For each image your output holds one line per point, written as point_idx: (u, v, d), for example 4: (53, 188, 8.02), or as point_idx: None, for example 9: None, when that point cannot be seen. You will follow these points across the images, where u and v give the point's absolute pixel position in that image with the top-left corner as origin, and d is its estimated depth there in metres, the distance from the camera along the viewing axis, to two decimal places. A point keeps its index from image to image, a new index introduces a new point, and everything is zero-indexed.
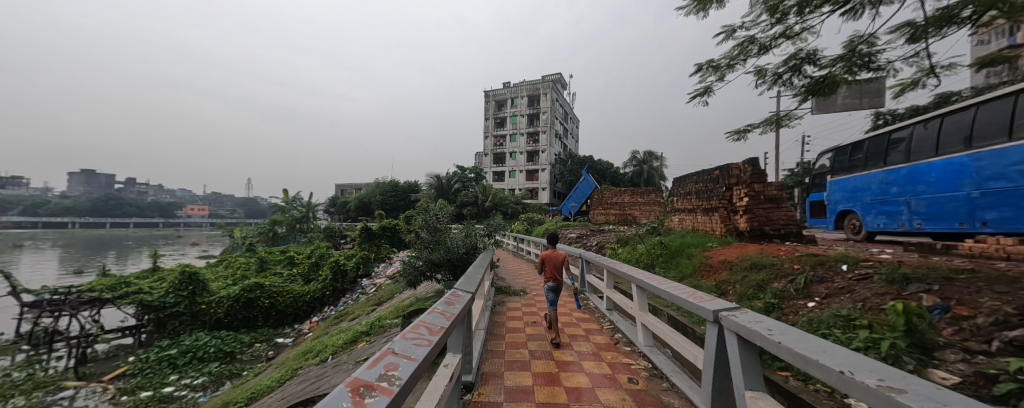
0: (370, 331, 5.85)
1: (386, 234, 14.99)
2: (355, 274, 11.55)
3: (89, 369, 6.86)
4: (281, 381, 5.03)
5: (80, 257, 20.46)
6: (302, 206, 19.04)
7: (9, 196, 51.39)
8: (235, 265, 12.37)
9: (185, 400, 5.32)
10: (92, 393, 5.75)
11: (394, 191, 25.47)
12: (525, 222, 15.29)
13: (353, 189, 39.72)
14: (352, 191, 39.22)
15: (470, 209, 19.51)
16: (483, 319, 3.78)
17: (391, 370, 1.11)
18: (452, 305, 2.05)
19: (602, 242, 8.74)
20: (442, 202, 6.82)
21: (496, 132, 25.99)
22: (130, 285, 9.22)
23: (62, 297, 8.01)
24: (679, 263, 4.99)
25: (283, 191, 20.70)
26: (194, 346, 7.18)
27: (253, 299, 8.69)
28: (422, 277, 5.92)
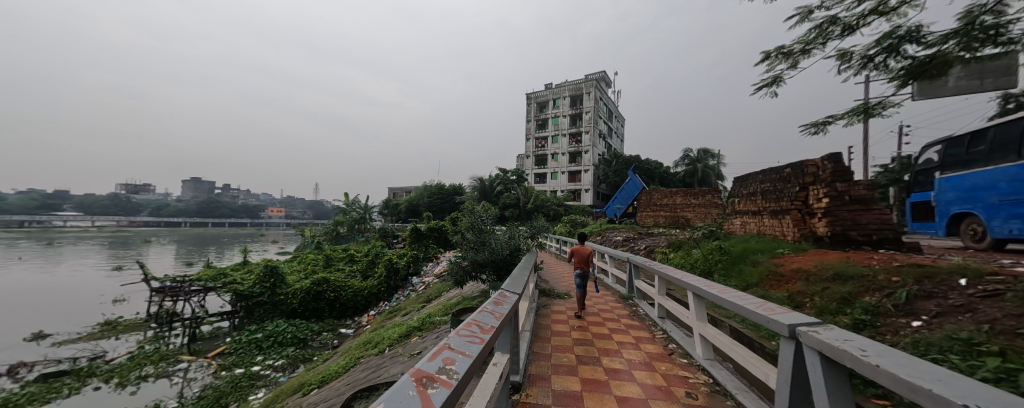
0: (422, 327, 6.31)
1: (434, 235, 15.99)
2: (405, 273, 12.67)
3: (198, 347, 8.45)
4: (346, 368, 5.64)
5: (193, 252, 24.87)
6: (360, 208, 21.05)
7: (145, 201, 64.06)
8: (307, 261, 14.14)
9: (269, 380, 6.40)
10: (200, 366, 7.23)
11: (442, 193, 26.91)
12: (567, 225, 15.17)
13: (405, 192, 42.90)
14: (403, 194, 42.38)
15: (513, 210, 19.82)
16: (528, 321, 3.85)
17: (449, 364, 1.25)
18: (500, 305, 2.16)
19: (651, 247, 8.35)
20: (486, 205, 7.06)
21: (539, 134, 26.00)
22: (227, 275, 11.06)
23: (179, 284, 9.95)
24: (741, 271, 4.57)
25: (345, 195, 23.03)
26: (275, 331, 8.39)
27: (321, 292, 9.92)
28: (467, 277, 6.23)
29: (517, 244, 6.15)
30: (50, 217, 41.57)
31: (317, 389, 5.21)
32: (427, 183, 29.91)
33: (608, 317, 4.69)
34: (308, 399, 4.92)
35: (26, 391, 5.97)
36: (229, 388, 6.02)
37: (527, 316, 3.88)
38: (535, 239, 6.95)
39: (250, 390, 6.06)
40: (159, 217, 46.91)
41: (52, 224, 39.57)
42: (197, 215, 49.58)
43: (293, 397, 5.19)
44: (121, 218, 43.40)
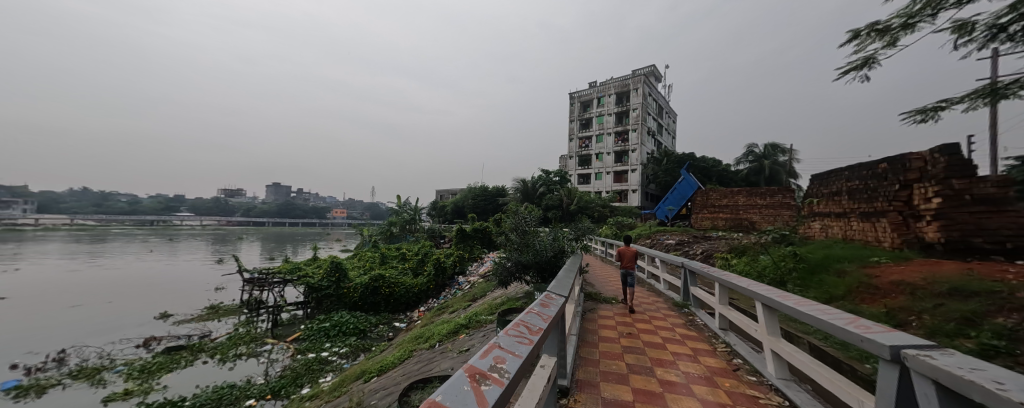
0: (469, 325, 6.51)
1: (478, 236, 16.43)
2: (452, 272, 13.16)
3: (279, 332, 9.61)
4: (401, 359, 6.02)
5: (273, 249, 28.36)
6: (410, 210, 22.31)
7: (236, 203, 74.38)
8: (365, 258, 15.37)
9: (335, 366, 7.06)
10: (281, 349, 8.22)
11: (486, 195, 27.49)
12: (614, 228, 14.59)
13: (450, 194, 44.67)
14: (449, 196, 44.14)
15: (555, 211, 19.36)
16: (574, 324, 3.77)
17: (500, 363, 1.27)
18: (547, 307, 2.14)
19: (709, 252, 7.72)
20: (530, 206, 7.06)
21: (582, 133, 25.39)
22: (300, 269, 12.43)
23: (264, 275, 11.41)
24: (823, 281, 4.01)
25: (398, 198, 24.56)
26: (339, 321, 9.24)
27: (378, 287, 10.71)
28: (511, 278, 6.29)
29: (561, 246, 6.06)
30: (170, 217, 50.25)
31: (376, 377, 5.62)
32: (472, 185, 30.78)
33: (660, 325, 4.41)
34: (369, 385, 5.33)
35: (156, 360, 7.26)
36: (303, 369, 6.75)
37: (573, 319, 3.81)
38: (582, 241, 6.80)
39: (319, 373, 6.73)
40: (248, 218, 54.23)
41: (172, 224, 47.80)
42: (276, 215, 56.33)
43: (355, 383, 5.66)
44: (220, 218, 50.94)
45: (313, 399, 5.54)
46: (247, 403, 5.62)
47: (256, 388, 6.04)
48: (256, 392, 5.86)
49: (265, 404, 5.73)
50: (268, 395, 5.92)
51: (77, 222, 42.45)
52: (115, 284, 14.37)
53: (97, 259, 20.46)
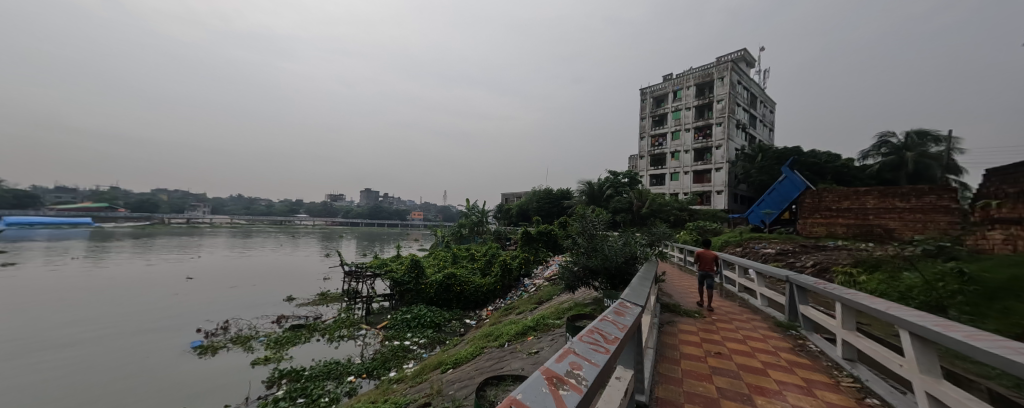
0: (537, 328, 6.55)
1: (543, 239, 16.43)
2: (518, 274, 13.42)
3: (371, 319, 10.93)
4: (473, 355, 6.30)
5: (364, 246, 32.34)
6: (478, 212, 23.35)
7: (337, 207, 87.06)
8: (439, 256, 16.58)
9: (415, 354, 7.74)
10: (372, 334, 9.36)
11: (551, 198, 27.38)
12: (694, 234, 13.22)
13: (515, 197, 45.85)
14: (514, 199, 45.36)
15: (626, 215, 18.23)
16: (652, 337, 3.48)
17: (576, 369, 1.23)
18: (622, 316, 2.02)
19: (825, 265, 6.48)
20: (598, 210, 6.81)
21: (655, 131, 23.54)
22: (387, 264, 13.96)
23: (359, 269, 13.13)
24: (1011, 311, 3.04)
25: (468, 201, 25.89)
26: (419, 313, 10.11)
27: (451, 285, 11.47)
28: (580, 283, 6.13)
29: (632, 251, 5.73)
30: (291, 218, 60.99)
31: (452, 368, 5.99)
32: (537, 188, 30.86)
33: (759, 347, 3.81)
34: (446, 376, 5.70)
35: (285, 334, 8.89)
36: (390, 354, 7.55)
37: (650, 331, 3.52)
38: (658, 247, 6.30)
39: (403, 360, 7.45)
40: (346, 219, 62.88)
41: (293, 224, 57.98)
42: (367, 216, 64.13)
43: (434, 372, 6.10)
44: (326, 219, 60.11)
45: (399, 382, 6.14)
46: (348, 379, 6.52)
47: (355, 366, 6.95)
48: (355, 370, 6.78)
49: (362, 381, 6.57)
50: (364, 374, 6.76)
51: (231, 222, 54.27)
52: (254, 271, 17.97)
53: (244, 251, 25.88)
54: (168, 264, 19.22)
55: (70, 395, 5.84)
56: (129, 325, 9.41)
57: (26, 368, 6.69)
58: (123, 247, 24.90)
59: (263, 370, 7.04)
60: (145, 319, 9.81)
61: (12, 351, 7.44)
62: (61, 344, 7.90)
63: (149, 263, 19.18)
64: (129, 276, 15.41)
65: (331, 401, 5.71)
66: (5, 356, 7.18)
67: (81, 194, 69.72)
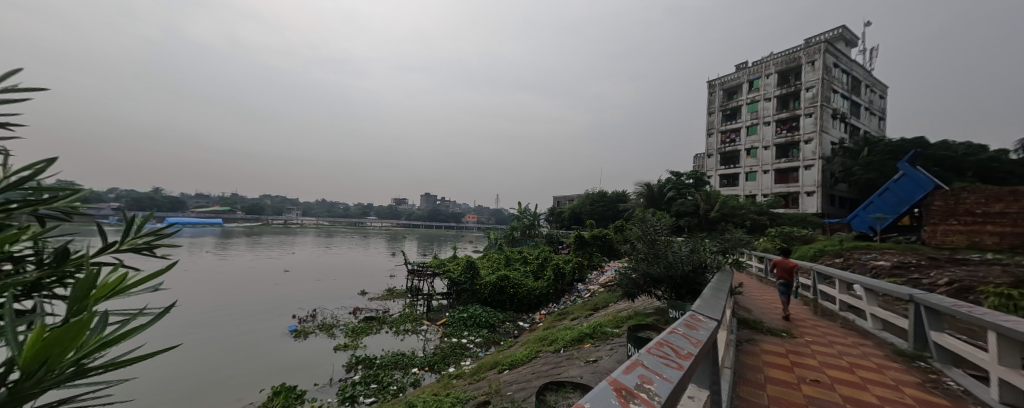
0: (594, 335, 6.35)
1: (598, 243, 15.87)
2: (571, 278, 13.17)
3: (431, 316, 11.58)
4: (529, 357, 6.28)
5: (424, 246, 34.49)
6: (530, 215, 23.48)
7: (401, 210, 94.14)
8: (493, 258, 16.93)
9: (472, 352, 8.01)
10: (431, 330, 9.90)
11: (604, 201, 26.44)
12: (776, 241, 11.64)
13: (568, 200, 45.17)
14: (567, 202, 44.66)
15: (692, 219, 16.76)
16: (728, 355, 3.12)
17: (647, 383, 1.14)
18: (695, 330, 1.84)
19: (966, 284, 5.22)
20: (659, 213, 6.35)
21: (726, 126, 21.29)
22: (445, 264, 14.65)
23: (421, 268, 14.00)
24: None
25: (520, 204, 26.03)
26: (474, 313, 10.40)
27: (504, 287, 11.64)
28: (640, 291, 5.78)
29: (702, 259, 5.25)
30: (363, 220, 67.44)
31: (509, 369, 6.03)
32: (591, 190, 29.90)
33: (871, 378, 3.19)
34: (503, 376, 5.77)
35: (360, 325, 9.82)
36: (449, 351, 7.89)
37: (726, 349, 3.15)
38: (733, 254, 5.68)
39: (460, 356, 7.75)
40: (409, 221, 67.63)
41: (364, 226, 64.15)
42: (427, 218, 68.32)
43: (490, 371, 6.22)
44: (392, 221, 65.41)
45: (458, 378, 6.37)
46: (413, 370, 6.95)
47: (418, 359, 7.38)
48: (418, 362, 7.23)
49: (425, 374, 6.96)
50: (426, 367, 7.17)
51: (315, 223, 61.81)
52: (332, 267, 20.19)
53: (325, 249, 29.30)
54: (267, 259, 22.52)
55: (201, 365, 7.13)
56: (241, 309, 11.23)
57: (173, 341, 8.32)
58: (235, 243, 29.86)
59: (343, 356, 7.87)
60: (251, 305, 11.62)
61: (167, 326, 9.35)
62: (197, 322, 9.71)
63: (254, 257, 22.68)
64: (240, 268, 18.40)
65: (399, 390, 6.16)
66: (163, 330, 9.05)
67: (209, 199, 85.36)
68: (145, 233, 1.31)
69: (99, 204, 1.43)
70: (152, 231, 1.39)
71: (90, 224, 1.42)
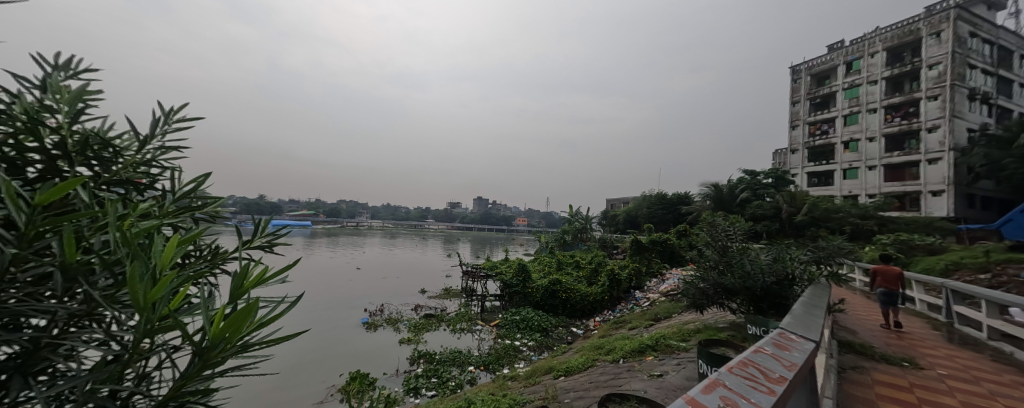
0: (657, 347, 5.93)
1: (657, 248, 14.81)
2: (627, 285, 12.47)
3: (485, 316, 11.83)
4: (585, 365, 6.04)
5: (477, 249, 35.59)
6: (582, 218, 22.83)
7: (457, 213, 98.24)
8: (545, 261, 16.76)
9: (525, 355, 8.00)
10: (485, 330, 10.13)
11: (665, 203, 24.68)
12: (886, 251, 9.71)
13: (622, 203, 43.11)
14: (622, 205, 42.63)
15: (773, 223, 14.76)
16: (829, 384, 2.61)
17: (732, 406, 0.89)
18: (788, 351, 1.52)
19: None
20: (733, 216, 5.71)
21: (816, 117, 18.45)
22: (497, 266, 14.87)
23: (475, 269, 14.41)
24: None
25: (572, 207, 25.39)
26: (527, 316, 10.33)
27: (557, 291, 11.39)
28: (711, 303, 5.21)
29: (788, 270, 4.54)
30: (423, 223, 71.75)
31: (564, 376, 5.83)
32: (650, 193, 28.11)
33: None
34: (559, 382, 5.62)
35: (420, 321, 10.43)
36: (503, 352, 7.96)
37: (826, 376, 2.65)
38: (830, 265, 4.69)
39: (514, 359, 7.78)
40: (464, 224, 70.22)
41: (424, 228, 68.32)
42: (480, 221, 70.25)
43: (545, 376, 6.10)
44: (448, 224, 68.62)
45: (513, 380, 6.37)
46: (470, 368, 7.15)
47: (474, 358, 7.57)
48: (474, 361, 7.41)
49: (481, 373, 7.12)
50: (482, 366, 7.32)
51: (381, 225, 67.39)
52: (395, 267, 21.74)
53: (389, 249, 31.71)
54: (342, 257, 25.09)
55: (290, 348, 8.15)
56: (321, 300, 12.63)
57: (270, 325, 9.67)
58: (316, 243, 33.81)
59: (407, 349, 8.43)
60: (329, 298, 13.01)
61: None
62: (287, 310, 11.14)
63: (331, 255, 25.41)
64: (319, 265, 20.73)
65: (457, 386, 6.38)
66: None
67: (298, 203, 98.24)
68: (264, 234, 1.53)
69: (233, 210, 1.74)
70: (271, 232, 1.63)
71: (228, 227, 1.74)
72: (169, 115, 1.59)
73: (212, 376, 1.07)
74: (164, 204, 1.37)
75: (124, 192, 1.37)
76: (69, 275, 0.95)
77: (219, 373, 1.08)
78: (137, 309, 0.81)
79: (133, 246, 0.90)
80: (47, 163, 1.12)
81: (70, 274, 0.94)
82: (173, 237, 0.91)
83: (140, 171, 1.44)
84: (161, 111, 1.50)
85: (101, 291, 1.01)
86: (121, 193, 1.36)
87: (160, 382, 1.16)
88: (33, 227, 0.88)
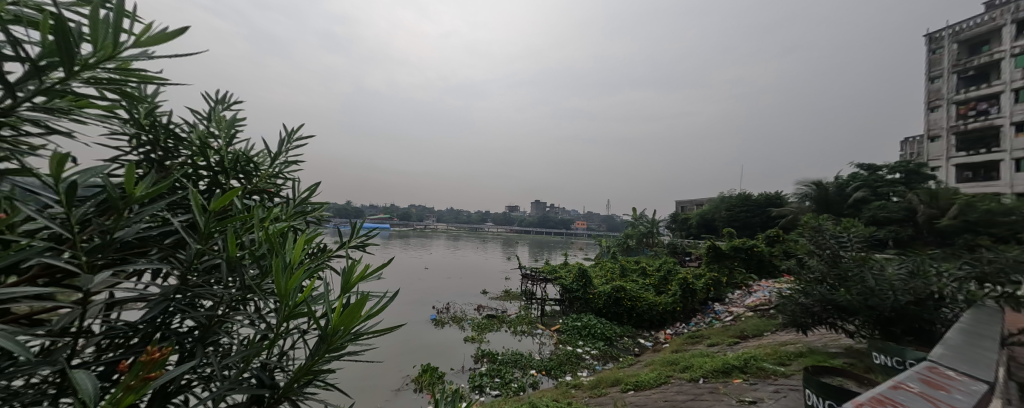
0: (747, 369, 5.20)
1: (741, 256, 13.06)
2: (704, 297, 11.21)
3: (545, 320, 11.72)
4: (658, 380, 5.55)
5: (535, 252, 35.68)
6: (647, 222, 21.24)
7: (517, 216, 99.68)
8: (606, 267, 15.97)
9: (588, 364, 7.70)
10: (545, 335, 10.00)
11: (750, 204, 21.71)
12: None
13: (695, 205, 39.32)
14: (694, 207, 38.91)
15: (903, 229, 11.93)
16: None
17: None
18: (944, 391, 1.18)
19: None
20: (846, 221, 4.77)
21: (969, 94, 14.45)
22: (557, 270, 14.60)
23: (535, 273, 14.33)
24: None
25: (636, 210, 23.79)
26: (589, 322, 9.92)
27: (620, 298, 10.72)
28: (820, 323, 4.38)
29: (932, 287, 3.58)
30: (484, 226, 74.17)
31: (634, 391, 5.41)
32: (731, 193, 25.01)
33: None
34: (629, 397, 5.24)
35: (482, 321, 10.75)
36: (565, 358, 7.78)
37: None
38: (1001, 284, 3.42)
39: (577, 366, 7.55)
40: (524, 227, 70.77)
41: (485, 232, 70.54)
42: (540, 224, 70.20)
43: (612, 388, 5.76)
44: (507, 227, 69.91)
45: (576, 388, 6.15)
46: (532, 372, 7.14)
47: (536, 361, 7.53)
48: (536, 365, 7.37)
49: (543, 377, 7.05)
50: (544, 371, 7.25)
51: (446, 227, 71.49)
52: (458, 268, 22.72)
53: (453, 251, 33.35)
54: (412, 257, 27.10)
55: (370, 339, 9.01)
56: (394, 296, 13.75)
57: None
58: (389, 243, 37.08)
59: (471, 347, 8.76)
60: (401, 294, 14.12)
61: None
62: None
63: (402, 255, 27.58)
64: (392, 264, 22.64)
65: (520, 388, 6.42)
66: None
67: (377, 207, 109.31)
68: (358, 234, 1.71)
69: (331, 215, 2.00)
70: (363, 234, 1.83)
71: (331, 229, 2.01)
72: (291, 135, 1.89)
73: (329, 360, 1.22)
74: (289, 209, 1.63)
75: (259, 199, 1.65)
76: (230, 266, 1.17)
77: (334, 358, 1.22)
78: (277, 296, 0.97)
79: (273, 243, 1.08)
80: (212, 178, 1.41)
81: (231, 265, 1.16)
82: (300, 236, 1.07)
83: (271, 182, 1.73)
84: (286, 132, 1.79)
85: (251, 280, 1.23)
86: (257, 201, 1.65)
87: (290, 362, 1.36)
88: (204, 228, 1.10)
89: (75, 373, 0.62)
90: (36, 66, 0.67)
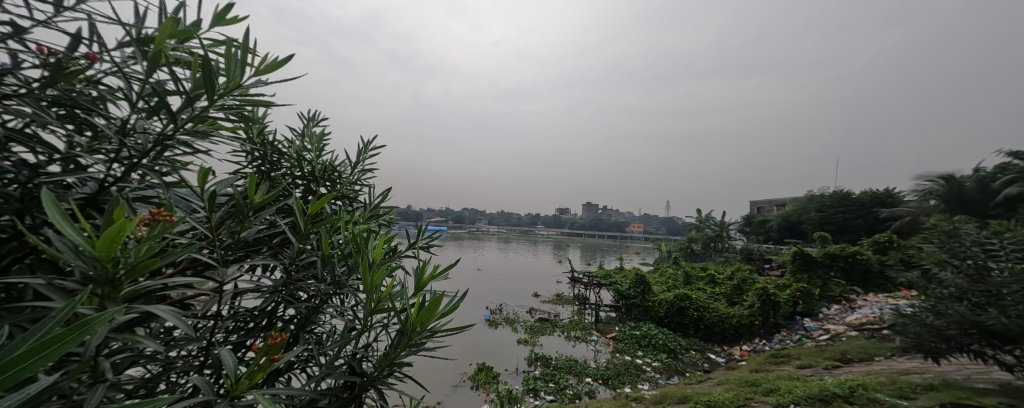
0: (854, 400, 4.37)
1: (837, 265, 11.13)
2: (789, 310, 9.76)
3: (600, 326, 11.24)
4: (734, 401, 4.93)
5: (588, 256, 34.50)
6: (716, 225, 19.26)
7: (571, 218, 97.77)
8: (668, 273, 14.83)
9: (649, 376, 7.19)
10: (601, 342, 9.59)
11: (850, 203, 18.41)
12: None
13: (773, 206, 34.66)
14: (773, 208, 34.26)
15: None
16: None
17: None
18: None
19: None
20: (994, 224, 3.78)
21: None
22: (612, 276, 13.94)
23: (589, 277, 13.85)
24: None
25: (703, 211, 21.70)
26: (649, 332, 9.28)
27: (685, 308, 9.86)
28: (961, 350, 3.52)
29: None
30: (537, 229, 74.03)
31: None
32: (823, 192, 21.53)
33: None
34: None
35: (535, 324, 10.70)
36: (623, 369, 7.37)
37: None
38: None
39: (636, 378, 7.09)
40: (577, 230, 69.10)
41: (537, 234, 70.36)
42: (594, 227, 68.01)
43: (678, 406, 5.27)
44: (559, 229, 68.92)
45: (637, 401, 5.76)
46: (587, 380, 6.89)
47: (592, 369, 7.26)
48: (592, 373, 7.11)
49: (600, 386, 6.76)
50: (600, 379, 6.95)
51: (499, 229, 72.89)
52: (510, 270, 22.95)
53: (505, 254, 33.86)
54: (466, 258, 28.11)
55: None
56: None
57: None
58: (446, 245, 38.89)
59: (524, 350, 8.75)
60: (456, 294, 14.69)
61: None
62: None
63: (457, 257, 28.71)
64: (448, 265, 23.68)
65: (575, 396, 6.23)
66: None
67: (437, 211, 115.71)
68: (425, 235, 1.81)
69: (399, 218, 2.14)
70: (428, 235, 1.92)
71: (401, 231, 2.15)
72: (366, 144, 2.08)
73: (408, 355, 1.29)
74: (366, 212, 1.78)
75: (342, 204, 1.83)
76: (323, 263, 1.32)
77: (412, 354, 1.29)
78: (364, 292, 1.07)
79: (357, 243, 1.19)
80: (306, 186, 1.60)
81: (324, 262, 1.30)
82: (380, 239, 1.16)
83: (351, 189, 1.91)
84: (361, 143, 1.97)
85: (339, 276, 1.36)
86: (341, 205, 1.83)
87: (373, 353, 1.47)
88: (303, 230, 1.26)
89: (220, 350, 0.73)
90: (189, 96, 0.82)
